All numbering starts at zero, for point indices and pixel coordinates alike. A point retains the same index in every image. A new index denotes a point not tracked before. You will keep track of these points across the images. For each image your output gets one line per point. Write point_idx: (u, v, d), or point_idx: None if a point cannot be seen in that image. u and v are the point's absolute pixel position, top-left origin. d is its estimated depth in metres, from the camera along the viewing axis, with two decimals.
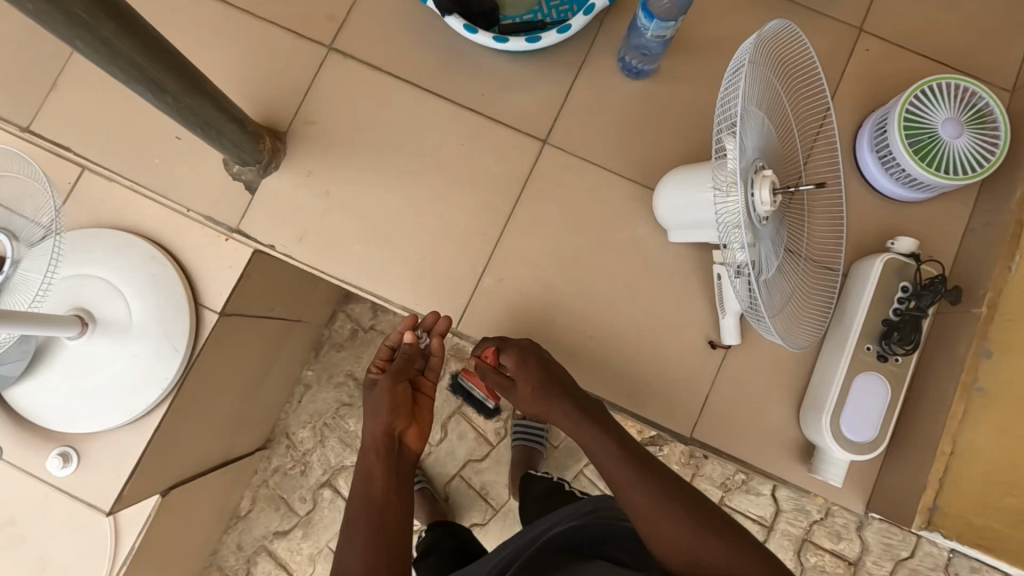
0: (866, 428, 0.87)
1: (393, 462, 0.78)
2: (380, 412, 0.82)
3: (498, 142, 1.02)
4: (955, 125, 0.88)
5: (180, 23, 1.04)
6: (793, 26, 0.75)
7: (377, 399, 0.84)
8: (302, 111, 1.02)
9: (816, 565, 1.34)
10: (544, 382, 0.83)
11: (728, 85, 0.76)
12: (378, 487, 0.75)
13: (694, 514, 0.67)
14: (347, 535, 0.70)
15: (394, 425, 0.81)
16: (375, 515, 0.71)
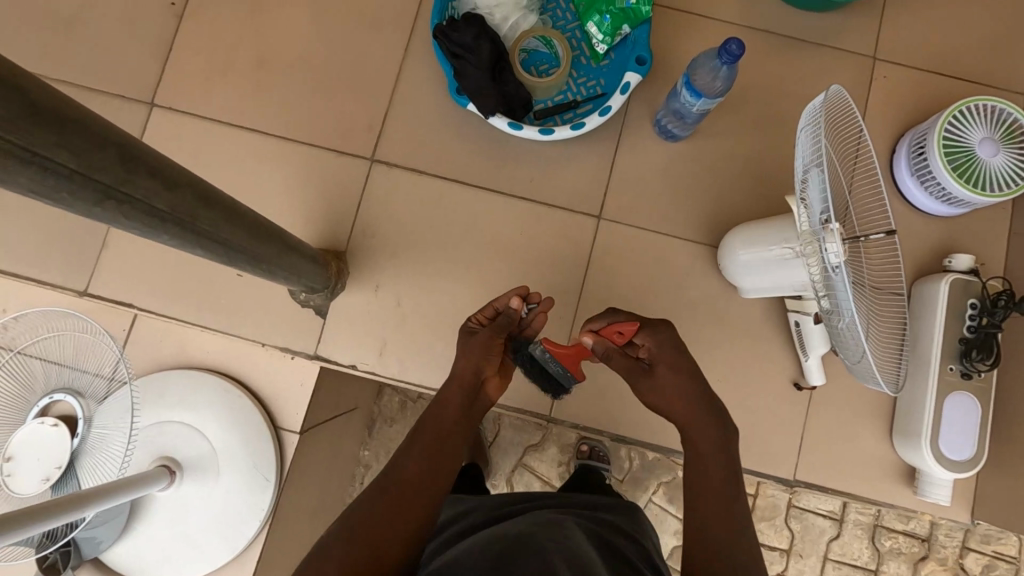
0: (965, 446, 0.91)
1: (470, 403, 0.81)
2: (471, 360, 0.82)
3: (554, 223, 1.04)
4: (991, 144, 0.93)
5: (224, 161, 1.05)
6: (848, 90, 0.80)
7: (474, 345, 0.84)
8: (358, 226, 1.04)
9: (893, 548, 1.39)
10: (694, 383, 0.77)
11: (802, 146, 0.83)
12: (450, 415, 0.78)
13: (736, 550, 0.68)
14: (409, 441, 0.75)
15: (483, 372, 0.83)
16: (433, 439, 0.75)
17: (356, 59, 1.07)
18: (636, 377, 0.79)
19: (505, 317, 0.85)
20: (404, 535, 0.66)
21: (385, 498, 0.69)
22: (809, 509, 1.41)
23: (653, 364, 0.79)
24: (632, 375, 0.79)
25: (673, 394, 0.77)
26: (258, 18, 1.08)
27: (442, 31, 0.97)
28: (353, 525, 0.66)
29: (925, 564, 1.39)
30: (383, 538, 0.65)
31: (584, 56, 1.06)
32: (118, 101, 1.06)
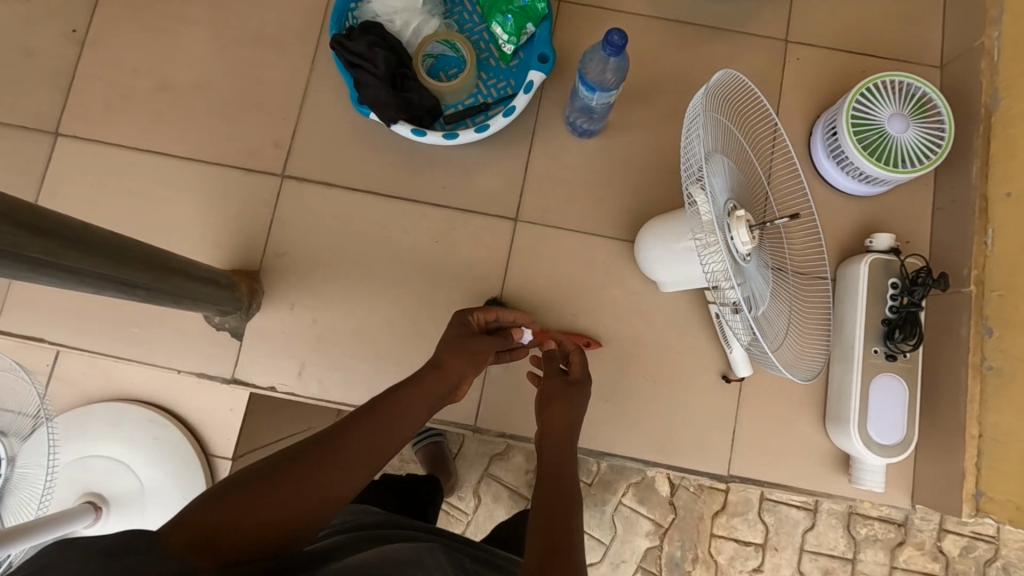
0: (892, 430, 0.88)
1: (438, 404, 0.75)
2: (461, 366, 0.78)
3: (471, 228, 1.02)
4: (901, 120, 0.91)
5: (132, 188, 1.03)
6: (736, 72, 0.78)
7: (474, 350, 0.81)
8: (271, 244, 1.02)
9: (869, 535, 1.36)
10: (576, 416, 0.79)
11: (687, 136, 0.79)
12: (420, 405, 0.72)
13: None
14: (366, 413, 0.68)
15: (463, 380, 0.78)
16: (387, 419, 0.68)
17: (261, 77, 1.06)
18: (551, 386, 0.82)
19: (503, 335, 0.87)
20: (324, 495, 0.60)
21: (316, 458, 0.61)
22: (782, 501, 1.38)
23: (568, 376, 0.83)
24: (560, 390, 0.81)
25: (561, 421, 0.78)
26: (161, 42, 1.07)
27: (338, 42, 0.95)
28: (275, 468, 0.59)
29: (903, 549, 1.36)
30: (310, 491, 0.59)
31: (492, 57, 1.05)
32: (21, 132, 1.04)
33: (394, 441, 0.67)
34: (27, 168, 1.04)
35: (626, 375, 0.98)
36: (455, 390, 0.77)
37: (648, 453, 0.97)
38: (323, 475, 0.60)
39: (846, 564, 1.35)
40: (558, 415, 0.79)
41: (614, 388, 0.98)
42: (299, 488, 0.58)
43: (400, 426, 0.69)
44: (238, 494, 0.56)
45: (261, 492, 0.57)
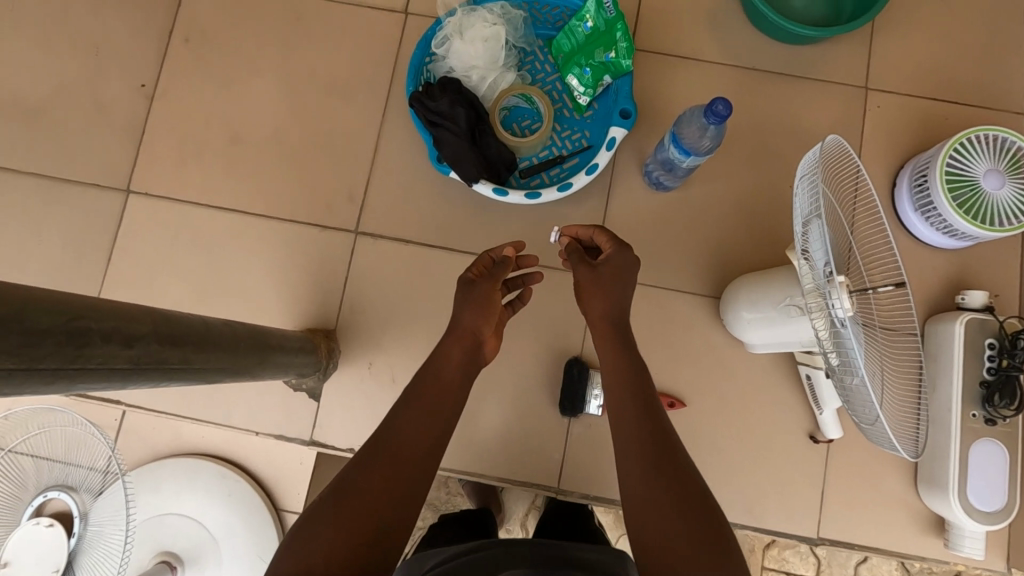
0: (994, 496, 0.86)
1: (468, 368, 0.77)
2: (474, 319, 0.78)
3: (548, 285, 1.00)
4: (997, 176, 0.89)
5: (205, 245, 1.03)
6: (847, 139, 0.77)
7: (476, 296, 0.80)
8: (346, 302, 1.01)
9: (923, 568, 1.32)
10: (619, 304, 0.76)
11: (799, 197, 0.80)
12: (449, 374, 0.74)
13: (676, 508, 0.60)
14: (402, 407, 0.70)
15: (482, 333, 0.79)
16: (429, 407, 0.70)
17: (333, 130, 1.05)
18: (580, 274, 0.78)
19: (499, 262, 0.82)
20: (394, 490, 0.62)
21: (376, 464, 0.64)
22: None
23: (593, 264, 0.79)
24: (589, 292, 0.77)
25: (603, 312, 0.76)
26: (231, 95, 1.06)
27: (418, 100, 0.93)
28: (341, 488, 0.62)
29: None
30: (359, 504, 0.60)
31: (566, 108, 1.03)
32: (93, 190, 1.04)
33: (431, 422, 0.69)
34: (101, 226, 1.03)
35: (710, 434, 0.97)
36: (477, 344, 0.78)
37: (734, 515, 0.95)
38: (388, 477, 0.63)
39: None
40: (599, 302, 0.76)
41: (698, 448, 0.96)
42: (374, 500, 0.61)
43: (442, 411, 0.71)
44: (306, 527, 0.59)
45: (337, 506, 0.60)
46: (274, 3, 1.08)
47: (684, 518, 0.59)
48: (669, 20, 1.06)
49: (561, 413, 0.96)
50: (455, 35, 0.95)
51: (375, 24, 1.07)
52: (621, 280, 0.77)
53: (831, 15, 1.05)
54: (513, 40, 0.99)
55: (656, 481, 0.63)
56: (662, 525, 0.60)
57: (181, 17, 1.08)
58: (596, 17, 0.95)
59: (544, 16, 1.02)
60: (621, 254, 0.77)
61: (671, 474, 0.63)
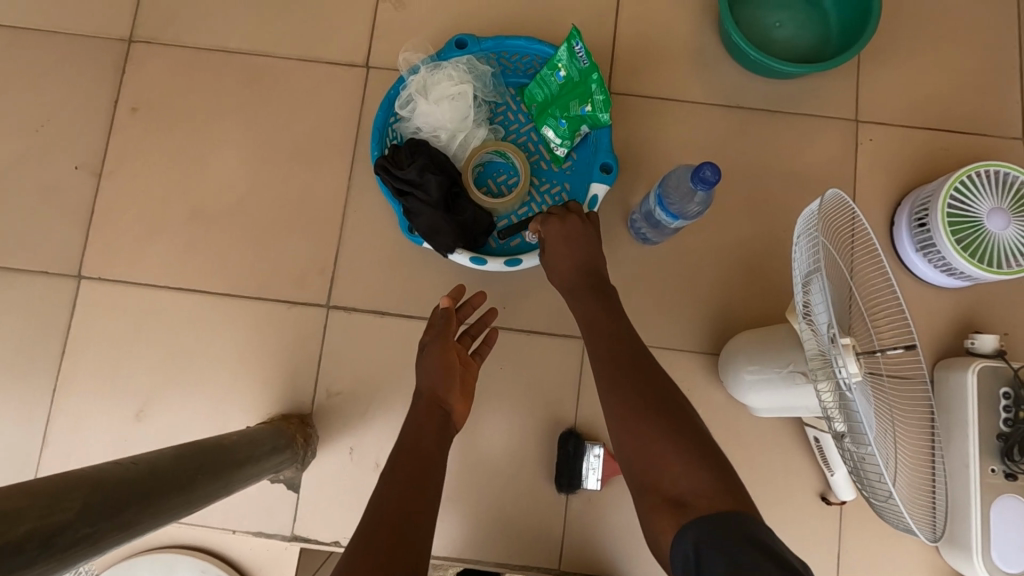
0: (1019, 556, 0.81)
1: (444, 438, 0.71)
2: (433, 385, 0.75)
3: (536, 351, 0.94)
4: (1001, 216, 0.84)
5: (166, 329, 0.96)
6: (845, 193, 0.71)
7: (429, 362, 0.77)
8: (321, 382, 0.94)
9: None
10: (579, 257, 0.78)
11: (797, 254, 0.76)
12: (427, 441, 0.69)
13: (671, 428, 0.58)
14: (389, 474, 0.64)
15: (446, 399, 0.74)
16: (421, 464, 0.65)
17: (297, 198, 0.98)
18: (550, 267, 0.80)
19: (441, 317, 0.82)
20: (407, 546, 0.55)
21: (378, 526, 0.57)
22: None
23: (544, 248, 0.81)
24: (546, 258, 0.80)
25: (565, 265, 0.78)
26: (186, 167, 0.99)
27: (384, 168, 0.87)
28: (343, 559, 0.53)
29: None
30: None
31: (543, 160, 0.97)
32: (41, 278, 0.96)
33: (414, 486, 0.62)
34: (52, 317, 0.96)
35: None
36: (445, 412, 0.73)
37: None
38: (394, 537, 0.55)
39: None
40: (563, 261, 0.78)
41: None
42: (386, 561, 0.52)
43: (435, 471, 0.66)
44: None
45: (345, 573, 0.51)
46: (226, 64, 1.01)
47: (682, 455, 0.55)
48: (645, 60, 1.01)
49: (558, 490, 0.90)
50: (420, 95, 0.89)
51: (335, 81, 1.01)
52: (573, 237, 0.78)
53: (814, 47, 0.99)
54: (481, 93, 0.93)
55: (651, 420, 0.59)
56: (659, 469, 0.56)
57: (126, 85, 1.01)
58: (569, 67, 0.89)
59: (514, 64, 0.97)
60: (551, 225, 0.79)
61: (672, 416, 0.59)
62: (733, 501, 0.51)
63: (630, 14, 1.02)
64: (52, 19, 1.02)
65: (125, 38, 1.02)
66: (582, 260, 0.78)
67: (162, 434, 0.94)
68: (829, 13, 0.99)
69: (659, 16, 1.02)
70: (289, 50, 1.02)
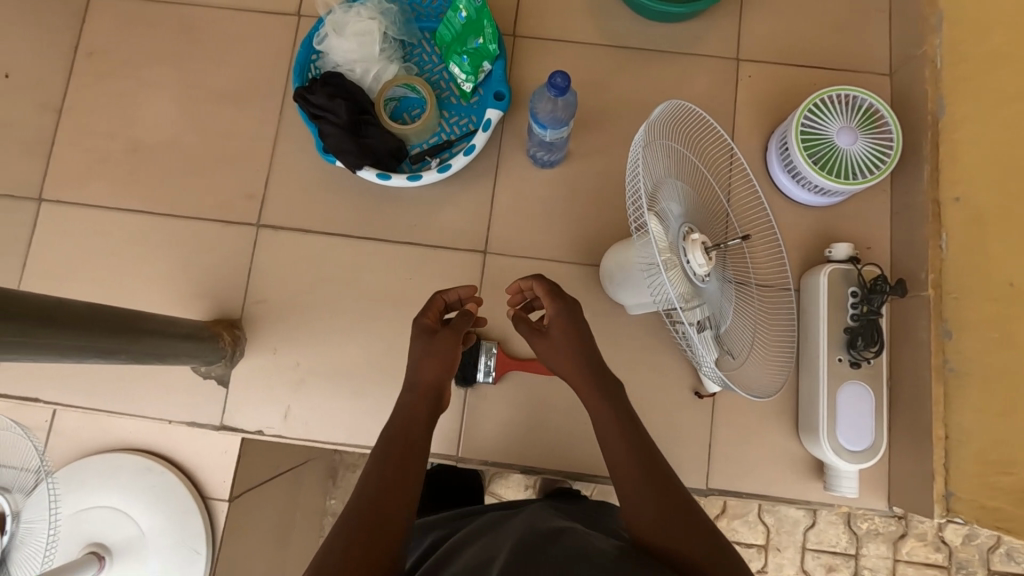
0: (859, 436, 0.90)
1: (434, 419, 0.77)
2: (438, 372, 0.78)
3: (442, 264, 1.05)
4: (849, 132, 0.94)
5: (116, 246, 1.08)
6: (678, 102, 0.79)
7: (438, 347, 0.80)
8: (250, 293, 1.05)
9: (870, 529, 1.30)
10: (573, 339, 0.78)
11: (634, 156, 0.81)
12: (420, 414, 0.75)
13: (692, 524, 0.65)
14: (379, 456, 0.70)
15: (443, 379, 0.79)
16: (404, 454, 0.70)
17: (233, 131, 1.10)
18: (536, 345, 0.81)
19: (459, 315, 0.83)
20: (379, 533, 0.63)
21: (366, 510, 0.64)
22: (796, 546, 1.31)
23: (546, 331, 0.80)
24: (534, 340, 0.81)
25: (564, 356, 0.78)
26: (134, 104, 1.11)
27: (300, 96, 0.98)
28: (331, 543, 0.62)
29: (906, 541, 1.30)
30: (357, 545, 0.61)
31: (452, 96, 1.09)
32: (6, 201, 1.09)
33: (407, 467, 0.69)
34: (15, 236, 1.08)
35: None
36: (442, 391, 0.78)
37: None
38: (372, 525, 0.63)
39: (849, 559, 1.30)
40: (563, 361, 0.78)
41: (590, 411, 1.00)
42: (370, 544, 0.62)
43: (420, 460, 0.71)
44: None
45: (342, 570, 0.59)
46: (171, 14, 1.14)
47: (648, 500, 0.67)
48: (547, 5, 1.11)
49: (456, 386, 1.00)
50: (333, 33, 1.01)
51: (268, 28, 1.13)
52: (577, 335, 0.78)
53: None
54: (392, 33, 1.04)
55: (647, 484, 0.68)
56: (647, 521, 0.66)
57: (84, 33, 1.14)
58: (467, 6, 1.01)
59: (425, 10, 1.08)
60: (563, 310, 0.79)
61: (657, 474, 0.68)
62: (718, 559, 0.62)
63: None
64: None
65: None
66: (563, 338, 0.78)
67: None
68: None
69: None
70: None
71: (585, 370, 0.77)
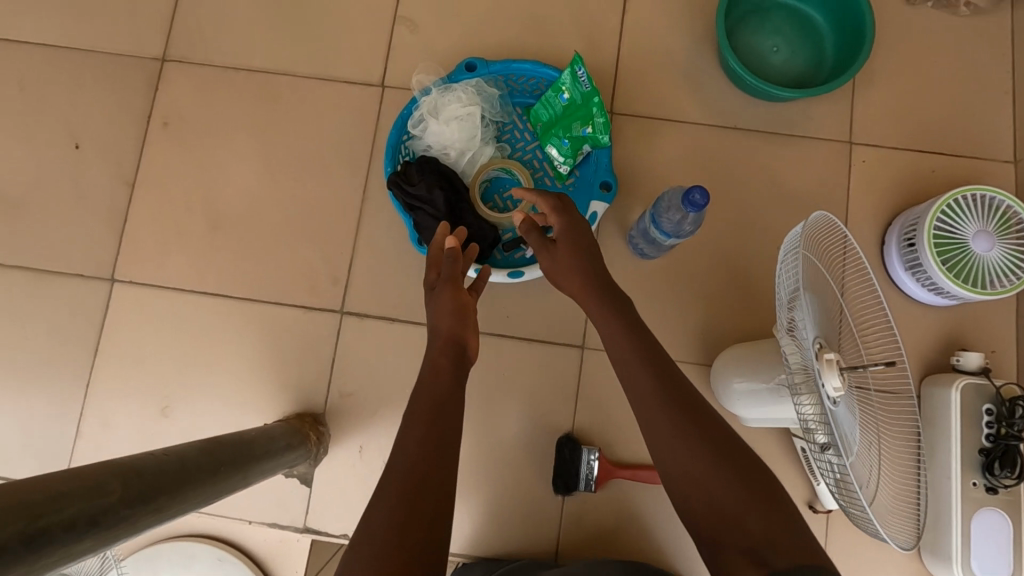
0: (998, 568, 0.85)
1: (459, 372, 0.74)
2: (451, 324, 0.79)
3: (537, 359, 0.99)
4: (987, 238, 0.88)
5: (192, 330, 1.02)
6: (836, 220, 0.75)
7: (446, 287, 0.82)
8: (334, 384, 1.00)
9: None
10: (577, 247, 0.78)
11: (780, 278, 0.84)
12: (440, 363, 0.73)
13: (736, 462, 0.57)
14: (410, 419, 0.65)
15: (462, 335, 0.79)
16: (430, 401, 0.67)
17: (314, 209, 1.04)
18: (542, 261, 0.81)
19: (447, 258, 0.85)
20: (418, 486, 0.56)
21: (408, 473, 0.58)
22: None
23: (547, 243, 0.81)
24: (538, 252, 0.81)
25: (567, 266, 0.78)
26: (210, 178, 1.06)
27: (396, 184, 0.93)
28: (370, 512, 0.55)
29: None
30: (396, 492, 0.56)
31: (547, 176, 1.03)
32: (77, 281, 1.04)
33: (433, 404, 0.67)
34: (86, 316, 1.03)
35: None
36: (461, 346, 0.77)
37: None
38: (411, 484, 0.56)
39: None
40: (568, 270, 0.78)
41: None
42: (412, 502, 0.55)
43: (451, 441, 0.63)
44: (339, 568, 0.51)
45: (381, 530, 0.52)
46: (249, 82, 1.08)
47: (692, 453, 0.59)
48: (646, 81, 1.05)
49: (555, 492, 0.95)
50: (429, 116, 0.95)
51: (351, 99, 1.07)
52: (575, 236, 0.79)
53: (809, 70, 1.04)
54: (487, 114, 0.98)
55: (685, 422, 0.61)
56: (689, 468, 0.58)
57: (158, 101, 1.08)
58: (572, 89, 0.94)
59: (520, 86, 1.02)
60: (563, 217, 0.81)
61: (700, 417, 0.62)
62: (779, 518, 0.53)
63: (632, 38, 1.07)
64: (89, 38, 1.10)
65: (158, 57, 1.09)
66: (566, 245, 0.79)
67: (185, 429, 1.00)
68: (824, 37, 1.04)
69: (659, 41, 1.07)
70: (308, 68, 1.08)
71: (591, 282, 0.76)
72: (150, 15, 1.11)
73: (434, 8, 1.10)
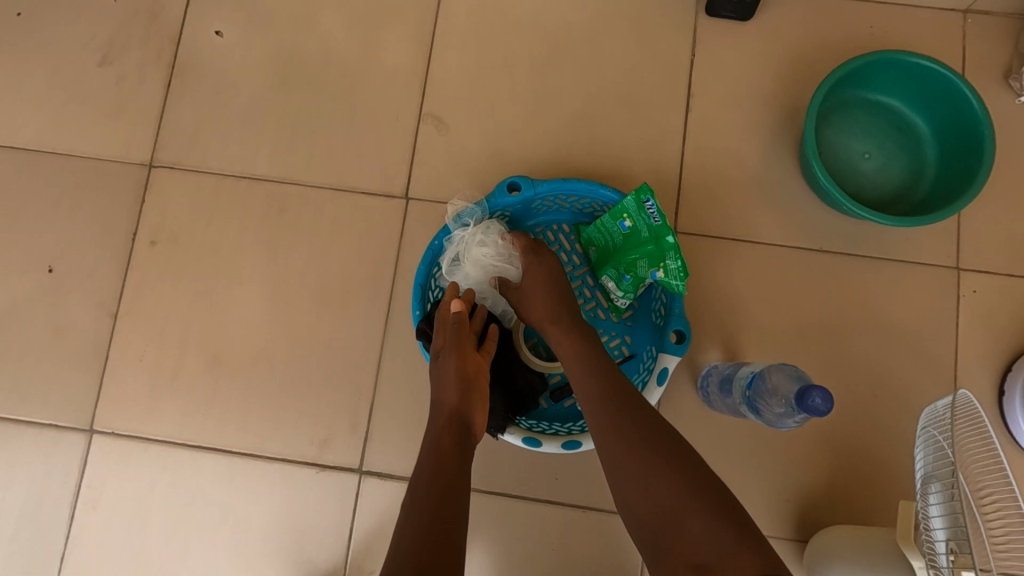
0: None
1: (467, 452, 0.66)
2: (455, 394, 0.70)
3: (594, 530, 0.84)
4: None
5: (186, 489, 0.87)
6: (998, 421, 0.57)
7: (454, 350, 0.73)
8: (352, 558, 0.85)
9: None
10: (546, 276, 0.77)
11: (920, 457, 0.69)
12: (444, 442, 0.65)
13: (705, 482, 0.55)
14: (411, 500, 0.59)
15: (467, 407, 0.69)
16: (434, 481, 0.60)
17: (329, 345, 0.89)
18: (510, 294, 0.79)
19: (453, 323, 0.76)
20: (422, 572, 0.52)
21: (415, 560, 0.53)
22: None
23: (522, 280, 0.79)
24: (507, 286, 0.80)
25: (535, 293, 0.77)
26: (208, 307, 0.91)
27: (426, 335, 0.79)
28: None
29: None
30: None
31: (601, 309, 0.87)
32: (50, 432, 0.88)
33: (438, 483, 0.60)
34: (62, 475, 0.88)
35: None
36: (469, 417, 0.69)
37: None
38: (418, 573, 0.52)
39: None
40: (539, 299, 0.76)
41: None
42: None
43: (457, 502, 0.59)
44: None
45: None
46: (252, 191, 0.93)
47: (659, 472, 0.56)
48: (717, 194, 0.91)
49: None
50: (467, 257, 0.81)
51: (371, 214, 0.92)
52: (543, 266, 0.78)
53: (909, 179, 0.89)
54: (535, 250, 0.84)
55: (650, 443, 0.58)
56: (655, 495, 0.55)
57: (146, 214, 0.93)
58: (638, 220, 0.79)
59: (569, 204, 0.87)
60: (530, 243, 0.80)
61: (660, 433, 0.59)
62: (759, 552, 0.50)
63: (698, 141, 0.92)
64: (65, 140, 0.95)
65: (145, 162, 0.94)
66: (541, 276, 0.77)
67: None
68: (925, 140, 0.89)
69: (730, 145, 0.92)
70: (321, 175, 0.93)
71: (557, 302, 0.75)
72: (136, 112, 0.95)
73: (466, 105, 0.95)
